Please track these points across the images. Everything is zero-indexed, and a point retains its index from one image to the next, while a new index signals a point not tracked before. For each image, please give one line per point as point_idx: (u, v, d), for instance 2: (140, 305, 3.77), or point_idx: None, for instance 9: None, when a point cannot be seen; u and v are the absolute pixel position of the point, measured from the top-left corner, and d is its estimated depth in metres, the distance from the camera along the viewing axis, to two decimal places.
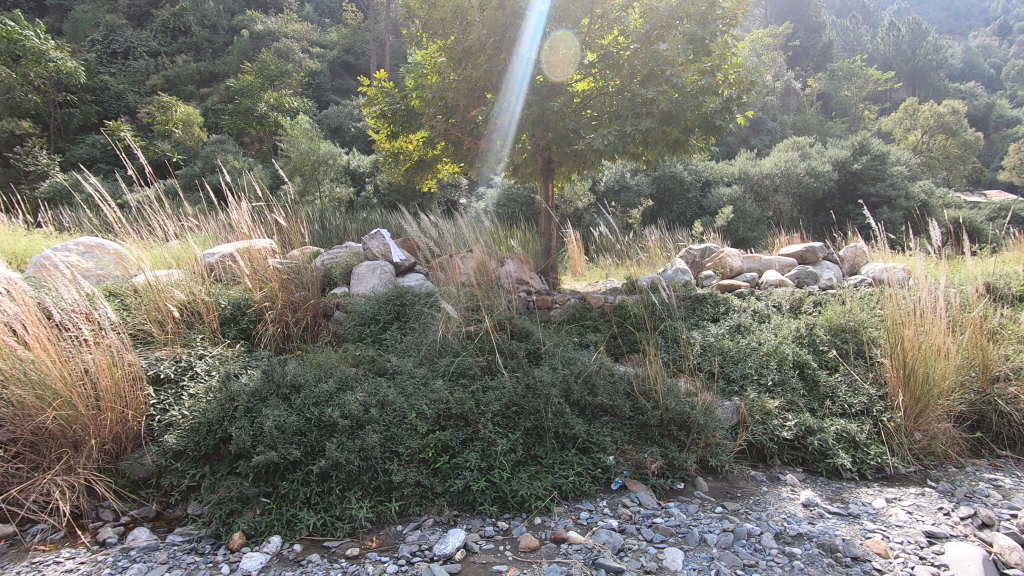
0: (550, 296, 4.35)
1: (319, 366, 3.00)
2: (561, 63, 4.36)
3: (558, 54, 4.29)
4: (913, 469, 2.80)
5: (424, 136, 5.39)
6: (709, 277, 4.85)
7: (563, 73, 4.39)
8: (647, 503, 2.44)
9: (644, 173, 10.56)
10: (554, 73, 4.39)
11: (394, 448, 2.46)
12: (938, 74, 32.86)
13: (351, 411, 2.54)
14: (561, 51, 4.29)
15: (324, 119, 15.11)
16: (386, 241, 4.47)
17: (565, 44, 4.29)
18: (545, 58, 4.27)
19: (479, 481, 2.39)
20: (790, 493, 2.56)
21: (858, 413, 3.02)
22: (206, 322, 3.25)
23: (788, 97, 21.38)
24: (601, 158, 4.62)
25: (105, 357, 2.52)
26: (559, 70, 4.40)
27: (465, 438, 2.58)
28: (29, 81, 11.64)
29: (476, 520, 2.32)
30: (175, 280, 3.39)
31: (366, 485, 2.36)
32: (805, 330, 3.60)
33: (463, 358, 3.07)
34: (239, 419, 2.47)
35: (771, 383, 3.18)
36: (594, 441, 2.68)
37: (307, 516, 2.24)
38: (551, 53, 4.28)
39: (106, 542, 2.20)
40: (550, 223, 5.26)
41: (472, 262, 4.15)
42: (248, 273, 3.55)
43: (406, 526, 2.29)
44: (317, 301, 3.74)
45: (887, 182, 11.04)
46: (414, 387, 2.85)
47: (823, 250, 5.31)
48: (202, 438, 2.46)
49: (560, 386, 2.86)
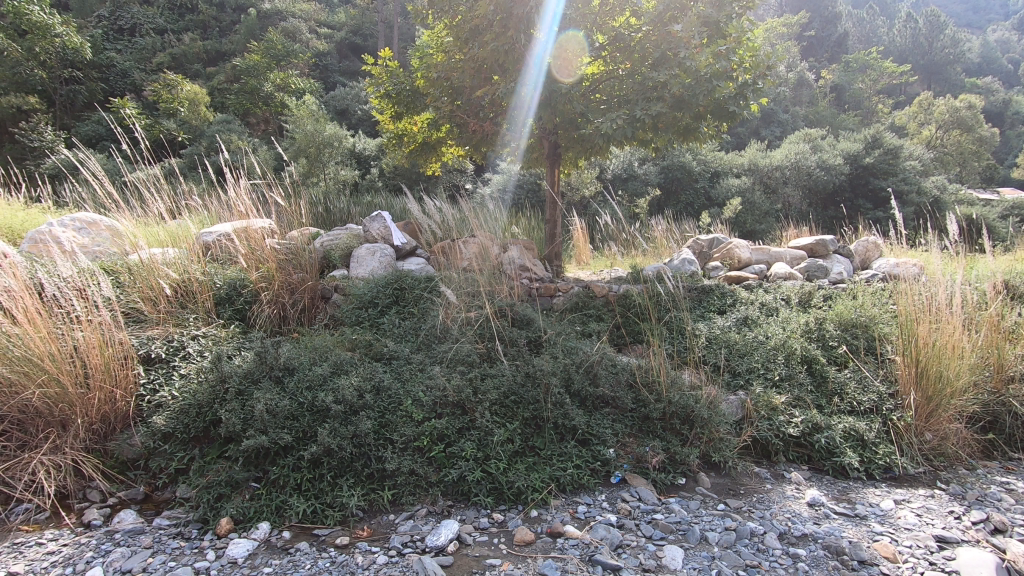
0: (553, 284, 4.26)
1: (315, 349, 2.93)
2: (569, 62, 4.31)
3: (567, 51, 4.28)
4: (923, 470, 2.72)
5: (429, 118, 5.29)
6: (717, 268, 4.74)
7: (572, 73, 4.32)
8: (648, 499, 2.37)
9: (652, 162, 10.42)
10: (563, 71, 4.29)
11: (388, 435, 2.40)
12: (955, 68, 32.26)
13: (344, 397, 2.47)
14: (569, 51, 4.28)
15: (330, 101, 14.96)
16: (387, 223, 4.36)
17: (572, 44, 4.28)
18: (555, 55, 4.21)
19: (475, 471, 2.33)
20: (795, 492, 2.49)
21: (866, 411, 2.93)
22: (199, 301, 3.18)
23: (800, 88, 21.08)
24: (610, 143, 4.50)
25: (96, 335, 2.46)
26: (568, 65, 4.32)
27: (461, 427, 2.51)
28: (36, 56, 11.58)
29: (471, 511, 2.27)
30: (170, 259, 3.32)
31: (358, 472, 2.32)
32: (814, 324, 3.49)
33: (462, 344, 2.98)
34: (229, 402, 2.40)
35: (778, 378, 3.10)
36: (594, 433, 2.61)
37: (297, 503, 2.18)
38: (558, 50, 4.23)
39: (91, 524, 2.15)
40: (555, 210, 5.18)
41: (474, 248, 4.06)
42: (244, 253, 3.46)
43: (398, 515, 2.24)
44: (315, 283, 3.65)
45: (900, 177, 10.83)
46: (411, 373, 2.78)
47: (834, 243, 5.20)
48: (192, 420, 2.39)
49: (561, 375, 2.78)
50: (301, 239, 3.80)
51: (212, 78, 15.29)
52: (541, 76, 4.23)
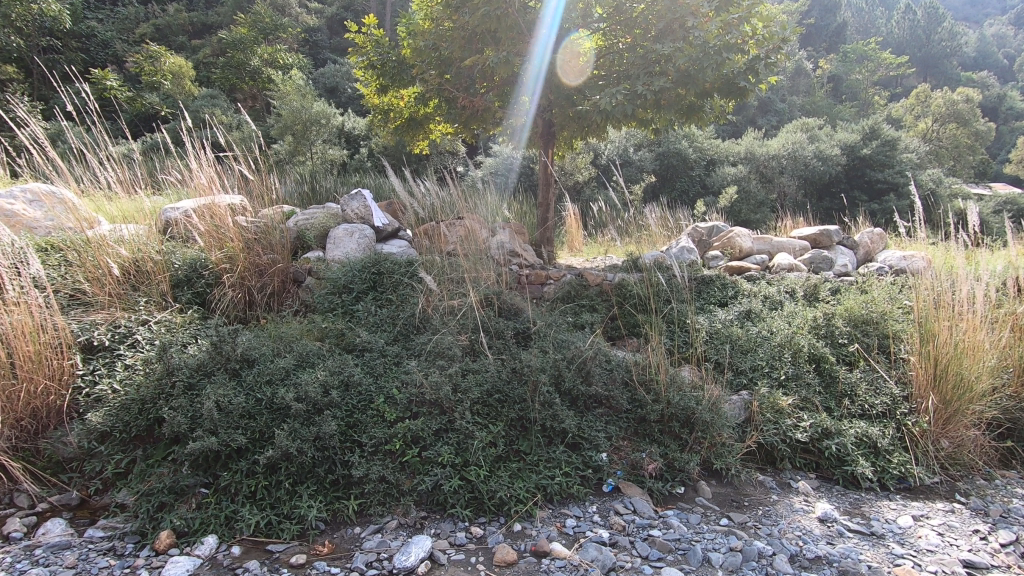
0: (543, 271, 4.00)
1: (280, 339, 2.66)
2: (576, 65, 4.15)
3: (571, 56, 4.10)
4: (939, 480, 2.51)
5: (416, 93, 4.94)
6: (717, 258, 4.50)
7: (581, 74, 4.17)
8: (644, 512, 2.14)
9: (648, 148, 10.16)
10: (572, 76, 4.16)
11: (356, 438, 2.16)
12: (951, 61, 32.09)
13: (307, 394, 2.19)
14: (573, 55, 4.12)
15: (319, 78, 14.45)
16: (368, 202, 4.04)
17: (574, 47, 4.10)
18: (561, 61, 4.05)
19: (451, 479, 2.08)
20: (804, 505, 2.27)
21: (879, 415, 2.71)
22: (154, 283, 2.87)
23: (799, 77, 20.70)
24: (608, 122, 4.23)
25: (27, 319, 2.17)
26: (573, 69, 4.16)
27: (439, 428, 2.25)
28: (10, 22, 10.82)
29: (446, 523, 2.04)
30: (124, 236, 3.00)
31: (321, 479, 2.07)
32: (822, 319, 3.27)
33: (443, 336, 2.71)
34: (176, 398, 2.12)
35: (785, 377, 2.87)
36: (586, 437, 2.36)
37: (248, 514, 1.93)
38: (566, 55, 4.08)
39: (10, 536, 1.88)
40: (549, 193, 4.90)
41: (461, 232, 3.79)
42: (205, 231, 3.13)
43: (365, 528, 2.00)
44: (287, 266, 3.36)
45: (896, 169, 10.61)
46: (386, 368, 2.52)
47: (839, 234, 4.97)
48: (133, 418, 2.11)
49: (551, 372, 2.52)
50: (273, 217, 3.49)
51: (198, 51, 14.67)
52: (552, 42, 3.97)
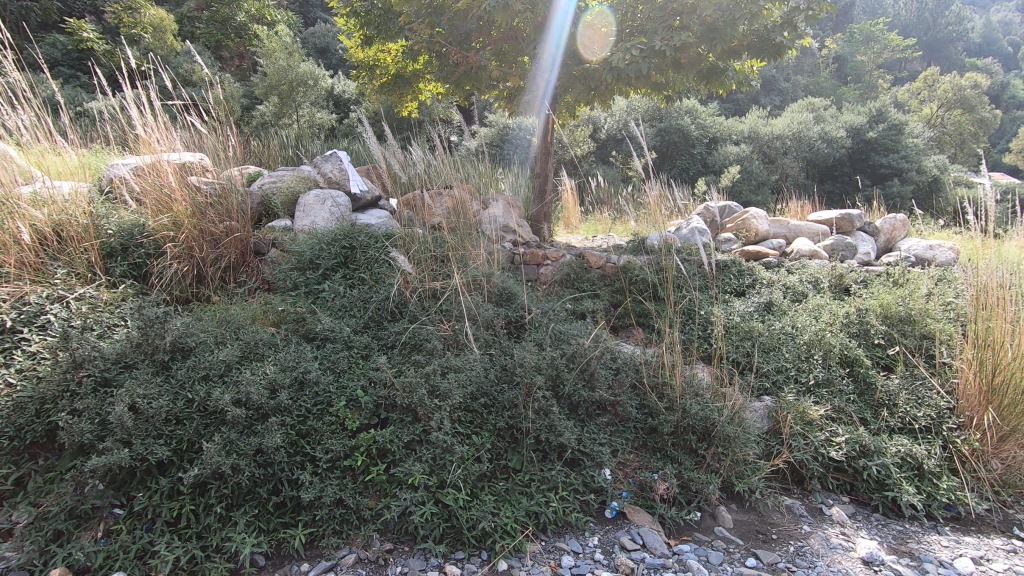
0: (541, 250, 3.58)
1: (225, 325, 2.24)
2: (597, 41, 3.77)
3: (594, 28, 3.70)
4: (991, 509, 2.17)
5: (404, 47, 4.40)
6: (730, 242, 4.11)
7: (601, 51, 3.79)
8: (655, 548, 1.78)
9: (649, 123, 9.64)
10: (590, 51, 3.79)
11: (307, 451, 1.77)
12: (956, 46, 31.30)
13: (249, 395, 1.79)
14: (597, 27, 3.72)
15: (308, 37, 13.52)
16: (344, 165, 3.61)
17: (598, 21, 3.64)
18: (581, 34, 3.71)
19: (423, 506, 1.69)
20: (843, 540, 1.92)
21: (921, 430, 2.36)
22: (79, 252, 2.43)
23: (805, 56, 19.85)
24: (619, 83, 3.76)
25: None
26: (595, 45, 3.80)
27: (411, 440, 1.86)
28: None
29: (416, 560, 1.66)
30: (45, 196, 2.53)
31: (264, 501, 1.69)
32: (855, 316, 2.89)
33: (421, 327, 2.32)
34: (83, 399, 1.72)
35: (814, 382, 2.52)
36: (587, 452, 1.98)
37: (166, 548, 1.54)
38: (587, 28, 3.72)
39: None
40: (547, 163, 4.43)
41: (448, 203, 3.35)
42: (145, 193, 2.68)
43: (314, 565, 1.62)
44: (247, 236, 2.93)
45: (902, 153, 10.19)
46: (351, 363, 2.11)
47: (860, 218, 4.58)
48: (28, 421, 1.70)
49: (548, 373, 2.13)
50: (231, 179, 3.04)
51: None
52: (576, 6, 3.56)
